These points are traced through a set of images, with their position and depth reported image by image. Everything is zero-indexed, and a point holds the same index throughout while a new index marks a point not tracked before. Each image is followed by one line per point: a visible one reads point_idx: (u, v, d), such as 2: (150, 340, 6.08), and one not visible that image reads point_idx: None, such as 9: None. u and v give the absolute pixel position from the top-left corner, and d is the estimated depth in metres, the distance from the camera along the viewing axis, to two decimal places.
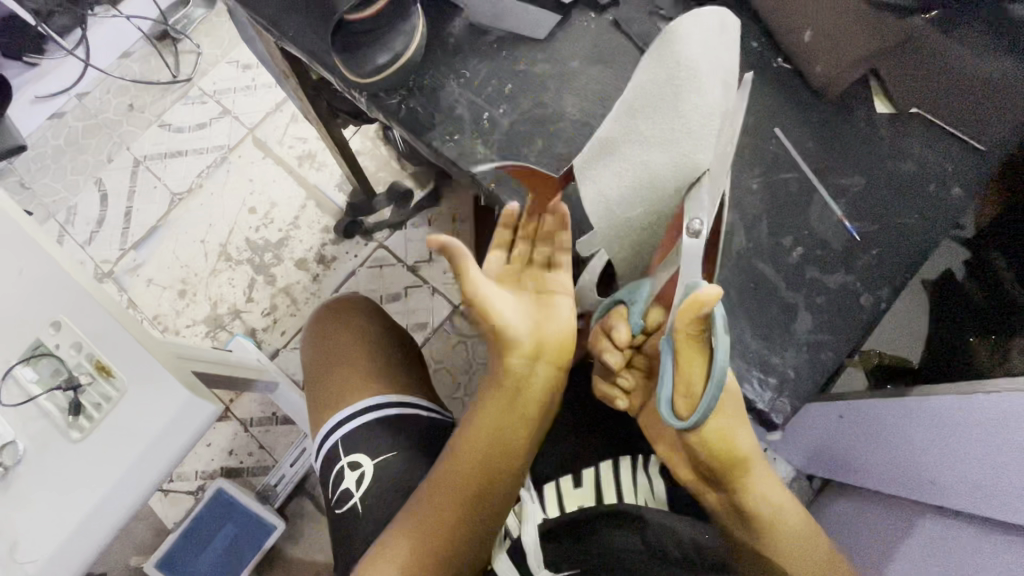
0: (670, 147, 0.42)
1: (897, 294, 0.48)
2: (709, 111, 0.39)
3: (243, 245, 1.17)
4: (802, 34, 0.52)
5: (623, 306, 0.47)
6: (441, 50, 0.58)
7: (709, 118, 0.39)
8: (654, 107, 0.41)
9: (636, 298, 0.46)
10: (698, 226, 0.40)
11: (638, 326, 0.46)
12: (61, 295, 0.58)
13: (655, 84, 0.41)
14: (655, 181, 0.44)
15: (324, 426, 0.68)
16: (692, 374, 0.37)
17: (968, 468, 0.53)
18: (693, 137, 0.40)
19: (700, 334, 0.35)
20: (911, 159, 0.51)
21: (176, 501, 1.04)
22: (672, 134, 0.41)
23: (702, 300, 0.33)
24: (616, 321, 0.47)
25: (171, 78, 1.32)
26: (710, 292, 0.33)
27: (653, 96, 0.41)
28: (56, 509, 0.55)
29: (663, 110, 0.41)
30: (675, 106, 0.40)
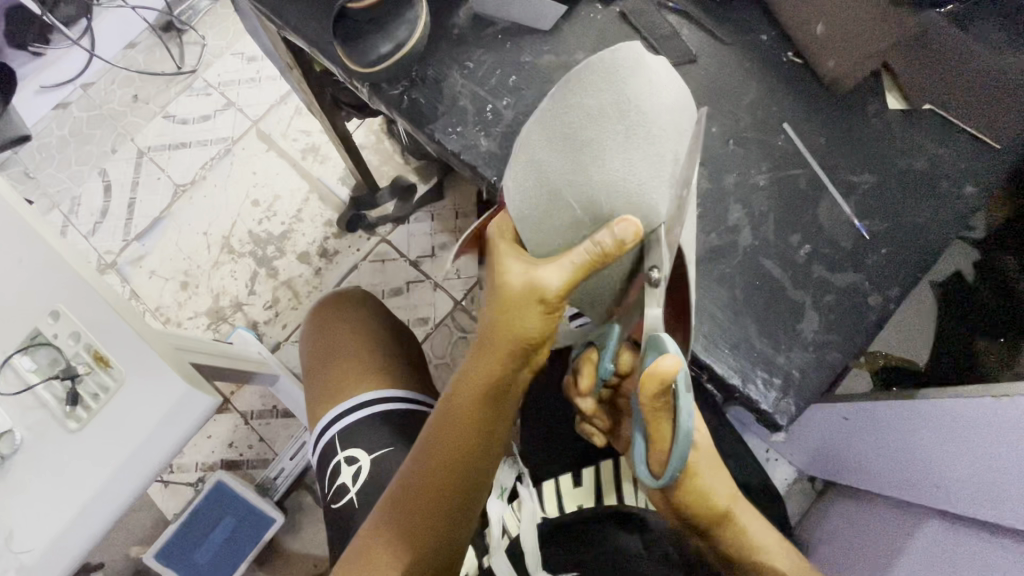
0: (616, 193, 0.37)
1: (906, 294, 0.47)
2: (639, 145, 0.37)
3: (246, 238, 1.16)
4: (814, 27, 0.51)
5: (590, 348, 0.42)
6: (445, 41, 0.57)
7: (640, 150, 0.37)
8: (578, 156, 0.38)
9: (607, 342, 0.40)
10: (657, 275, 0.36)
11: (610, 371, 0.40)
12: (62, 285, 0.57)
13: (595, 116, 0.38)
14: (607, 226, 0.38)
15: (321, 419, 0.67)
16: (662, 434, 0.36)
17: (973, 471, 0.52)
18: (633, 172, 0.37)
19: (664, 400, 0.34)
20: (923, 155, 0.50)
21: (175, 493, 1.04)
22: (615, 175, 0.37)
23: (663, 370, 0.32)
24: (582, 364, 0.41)
25: (175, 69, 1.31)
26: (671, 361, 0.32)
27: (568, 142, 0.38)
28: (52, 499, 0.54)
29: (602, 152, 0.37)
30: (603, 155, 0.37)
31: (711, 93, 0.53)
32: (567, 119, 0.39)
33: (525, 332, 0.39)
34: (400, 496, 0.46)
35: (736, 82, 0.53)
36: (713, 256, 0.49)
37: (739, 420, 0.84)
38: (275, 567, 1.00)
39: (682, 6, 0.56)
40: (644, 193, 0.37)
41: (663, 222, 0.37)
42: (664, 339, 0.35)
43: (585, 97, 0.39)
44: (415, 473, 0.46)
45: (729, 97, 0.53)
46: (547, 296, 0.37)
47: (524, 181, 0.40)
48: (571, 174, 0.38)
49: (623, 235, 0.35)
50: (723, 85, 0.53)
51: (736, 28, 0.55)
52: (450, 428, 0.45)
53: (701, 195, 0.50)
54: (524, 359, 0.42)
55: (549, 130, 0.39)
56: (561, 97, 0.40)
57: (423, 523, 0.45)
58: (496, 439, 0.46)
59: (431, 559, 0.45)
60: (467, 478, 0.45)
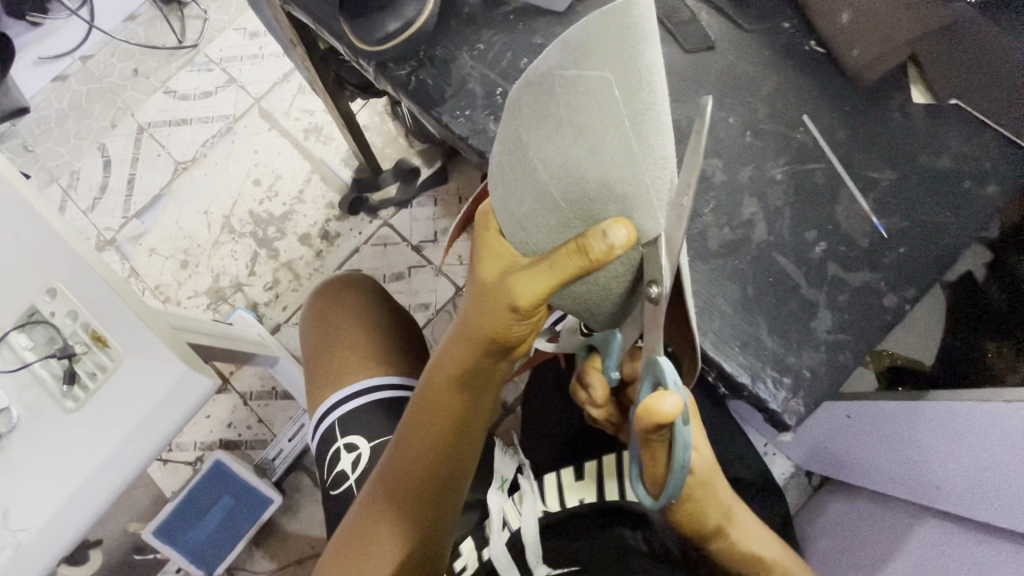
0: (609, 197, 0.31)
1: (923, 295, 0.46)
2: (644, 139, 0.29)
3: (247, 218, 1.15)
4: (841, 15, 0.50)
5: (595, 354, 0.42)
6: (455, 21, 0.55)
7: (645, 145, 0.29)
8: (563, 147, 0.31)
9: (609, 349, 0.39)
10: (657, 292, 0.31)
11: (616, 378, 0.40)
12: (59, 262, 0.56)
13: (585, 95, 0.29)
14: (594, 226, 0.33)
15: (322, 405, 0.67)
16: (657, 461, 0.34)
17: (976, 475, 0.52)
18: (630, 173, 0.30)
19: (660, 433, 0.32)
20: (947, 153, 0.48)
21: (174, 471, 1.04)
22: (606, 173, 0.30)
23: (659, 410, 0.31)
24: (590, 372, 0.41)
25: (176, 43, 1.28)
26: (666, 401, 0.31)
27: (556, 128, 0.31)
28: (48, 477, 0.54)
29: (596, 146, 0.30)
30: (596, 151, 0.30)
31: (729, 82, 0.51)
32: (559, 97, 0.30)
33: (500, 327, 0.41)
34: (388, 469, 0.50)
35: (755, 71, 0.52)
36: (725, 252, 0.48)
37: (740, 415, 0.83)
38: (272, 547, 1.00)
39: None
40: (642, 198, 0.30)
41: (660, 233, 0.31)
42: (662, 364, 0.32)
43: (586, 68, 0.29)
44: (399, 449, 0.49)
45: (748, 86, 0.51)
46: (520, 304, 0.37)
47: (509, 168, 0.35)
48: (556, 171, 0.32)
49: (614, 241, 0.31)
50: (742, 74, 0.52)
51: (758, 14, 0.53)
52: (431, 409, 0.48)
53: (714, 188, 0.49)
54: (501, 350, 0.43)
55: (539, 110, 0.32)
56: (558, 61, 0.30)
57: (406, 500, 0.48)
58: (476, 422, 0.49)
59: (417, 533, 0.48)
60: (443, 463, 0.48)
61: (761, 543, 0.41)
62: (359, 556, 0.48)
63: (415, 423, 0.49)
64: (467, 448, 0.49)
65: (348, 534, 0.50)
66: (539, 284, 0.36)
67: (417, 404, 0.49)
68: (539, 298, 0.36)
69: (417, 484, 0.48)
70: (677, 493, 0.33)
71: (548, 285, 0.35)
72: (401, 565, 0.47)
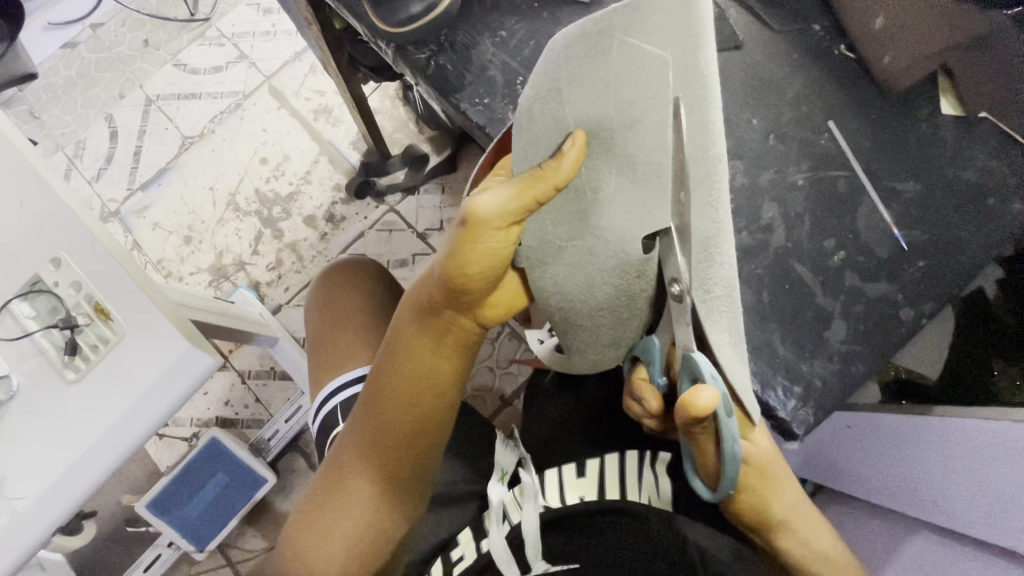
0: (630, 175, 0.32)
1: (939, 310, 0.45)
2: (679, 130, 0.29)
3: (253, 196, 1.14)
4: (874, 21, 0.49)
5: (640, 365, 0.40)
6: (478, 6, 0.54)
7: (680, 135, 0.29)
8: (599, 109, 0.31)
9: (650, 355, 0.38)
10: (679, 289, 0.32)
11: (664, 385, 0.38)
12: (64, 232, 0.56)
13: (633, 66, 0.29)
14: (595, 211, 0.34)
15: (323, 388, 0.66)
16: (709, 454, 0.35)
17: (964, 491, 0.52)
18: (659, 157, 0.30)
19: (704, 425, 0.32)
20: (972, 167, 0.48)
21: (169, 446, 1.04)
22: (636, 154, 0.31)
23: (697, 405, 0.30)
24: (639, 386, 0.38)
25: (189, 16, 1.27)
26: (706, 394, 0.30)
27: (597, 90, 0.31)
28: (46, 447, 0.54)
29: (635, 122, 0.30)
30: (633, 125, 0.31)
31: (754, 84, 0.50)
32: (614, 60, 0.30)
33: (463, 264, 0.37)
34: (360, 419, 0.48)
35: (783, 74, 0.51)
36: (741, 256, 0.47)
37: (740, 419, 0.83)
38: (263, 526, 1.01)
39: None
40: (662, 182, 0.30)
41: (672, 225, 0.32)
42: (696, 360, 0.32)
43: (647, 42, 0.29)
44: (372, 399, 0.47)
45: (775, 89, 0.50)
46: (473, 218, 0.34)
47: (535, 115, 0.34)
48: (589, 135, 0.32)
49: (567, 155, 0.32)
50: (769, 77, 0.50)
51: (788, 15, 0.52)
52: (397, 361, 0.46)
53: (734, 191, 0.49)
54: (471, 300, 0.41)
55: (589, 63, 0.31)
56: (619, 20, 0.29)
57: (371, 448, 0.47)
58: (450, 385, 0.46)
59: (381, 487, 0.47)
60: (406, 414, 0.46)
61: (817, 537, 0.39)
62: (326, 501, 0.48)
63: (383, 369, 0.47)
64: (434, 405, 0.46)
65: (322, 484, 0.49)
66: (496, 198, 0.33)
67: (391, 351, 0.46)
68: (499, 222, 0.34)
69: (379, 430, 0.47)
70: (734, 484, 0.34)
71: (508, 210, 0.34)
72: (366, 516, 0.47)
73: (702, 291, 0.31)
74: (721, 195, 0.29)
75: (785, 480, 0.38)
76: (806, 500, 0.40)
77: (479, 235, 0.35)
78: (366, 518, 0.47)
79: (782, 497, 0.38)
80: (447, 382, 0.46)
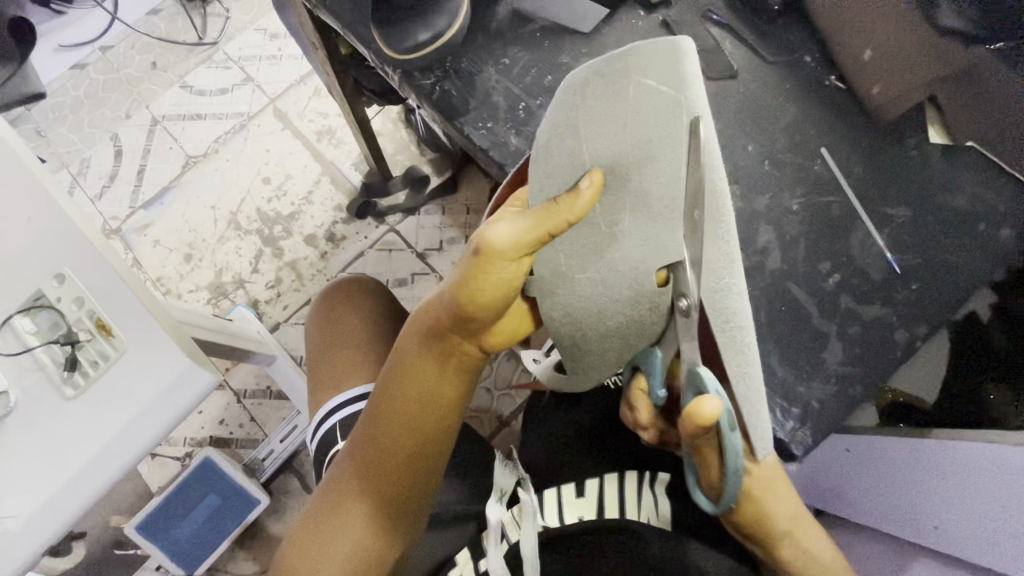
0: (645, 211, 0.33)
1: (934, 332, 0.46)
2: (693, 167, 0.30)
3: (254, 215, 1.15)
4: (862, 52, 0.50)
5: (640, 375, 0.40)
6: (482, 35, 0.56)
7: (693, 171, 0.30)
8: (615, 145, 0.33)
9: (650, 367, 0.39)
10: (686, 304, 0.33)
11: (661, 396, 0.39)
12: (70, 249, 0.56)
13: (648, 108, 0.31)
14: (610, 246, 0.35)
15: (322, 408, 0.66)
16: (713, 466, 0.35)
17: (965, 516, 0.51)
18: (674, 192, 0.31)
19: (707, 437, 0.33)
20: (961, 194, 0.49)
21: (162, 466, 1.02)
22: (652, 189, 0.32)
23: (701, 415, 0.31)
24: (636, 396, 0.40)
25: (197, 40, 1.30)
26: (712, 404, 0.31)
27: (613, 128, 0.33)
28: (42, 464, 0.53)
29: (651, 160, 0.32)
30: (649, 162, 0.32)
31: (748, 113, 0.52)
32: (630, 100, 0.32)
33: (474, 295, 0.37)
34: (361, 443, 0.48)
35: (776, 104, 0.52)
36: None
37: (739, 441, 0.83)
38: (255, 549, 0.99)
39: (725, 22, 0.55)
40: (676, 216, 0.32)
41: (685, 257, 0.32)
42: (703, 375, 0.33)
43: (662, 84, 0.31)
44: (374, 424, 0.47)
45: (768, 117, 0.52)
46: (487, 251, 0.35)
47: (556, 147, 0.35)
48: (605, 173, 0.34)
49: (583, 192, 0.33)
50: (763, 107, 0.52)
51: (779, 47, 0.54)
52: (400, 385, 0.45)
53: None
54: (478, 329, 0.41)
55: (603, 104, 0.33)
56: (637, 63, 0.31)
57: (371, 474, 0.47)
58: (453, 411, 0.46)
59: (379, 513, 0.47)
60: (408, 440, 0.46)
61: (820, 550, 0.39)
62: (323, 524, 0.48)
63: (385, 393, 0.46)
64: (435, 431, 0.46)
65: (320, 508, 0.49)
66: (511, 232, 0.34)
67: (394, 377, 0.46)
68: (513, 255, 0.35)
69: (380, 455, 0.46)
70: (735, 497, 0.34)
71: (523, 243, 0.34)
72: (363, 542, 0.47)
73: (721, 320, 0.32)
74: (729, 225, 0.30)
75: (790, 491, 0.39)
76: (809, 516, 0.40)
77: (492, 266, 0.35)
78: (363, 544, 0.47)
79: (786, 511, 0.38)
80: (450, 408, 0.46)
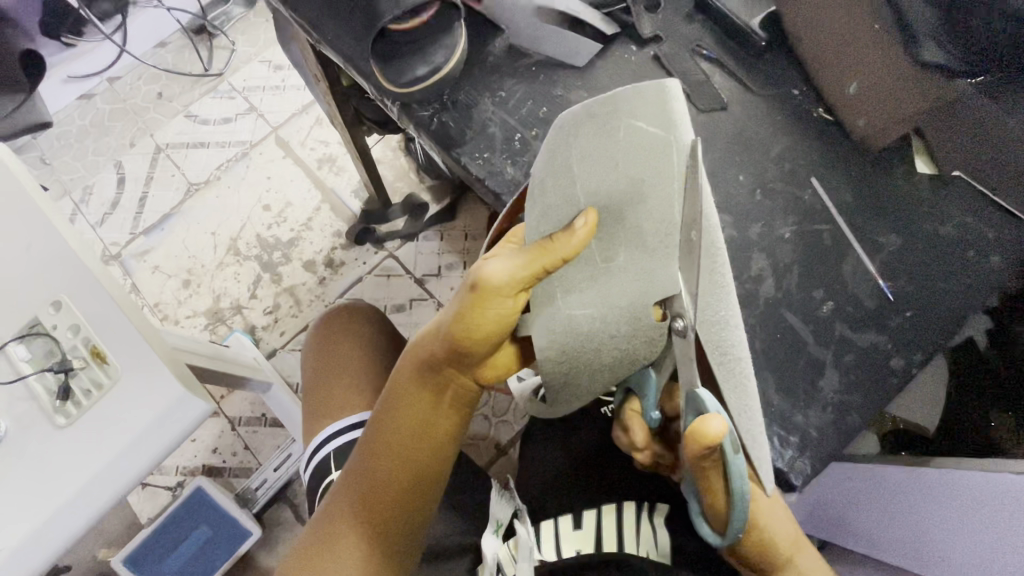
0: (640, 247, 0.33)
1: (930, 360, 0.46)
2: (685, 204, 0.30)
3: (253, 242, 1.16)
4: (848, 86, 0.51)
5: (634, 398, 0.40)
6: (479, 69, 0.58)
7: (685, 209, 0.31)
8: (609, 184, 0.33)
9: (644, 390, 0.39)
10: (683, 324, 0.32)
11: (656, 419, 0.38)
12: (68, 276, 0.57)
13: (638, 148, 0.32)
14: (607, 282, 0.35)
15: (317, 437, 0.65)
16: (717, 492, 0.34)
17: None
18: (667, 229, 0.32)
19: (712, 459, 0.32)
20: (950, 222, 0.50)
21: (152, 496, 1.00)
22: (646, 226, 0.32)
23: (707, 434, 0.31)
24: (631, 420, 0.40)
25: (202, 71, 1.33)
26: (716, 422, 0.31)
27: (607, 168, 0.33)
28: (30, 495, 0.52)
29: (644, 198, 0.32)
30: (642, 199, 0.32)
31: (739, 143, 0.53)
32: (621, 141, 0.32)
33: (470, 329, 0.37)
34: (355, 476, 0.47)
35: (767, 134, 0.53)
36: None
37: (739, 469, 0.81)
38: None
39: (715, 56, 0.56)
40: (671, 252, 0.32)
41: (680, 293, 0.32)
42: (701, 395, 0.32)
43: (652, 126, 0.31)
44: (368, 458, 0.46)
45: (759, 148, 0.53)
46: (483, 285, 0.35)
47: (550, 186, 0.36)
48: (601, 212, 0.34)
49: (577, 231, 0.34)
50: (754, 138, 0.53)
51: (768, 80, 0.55)
52: (394, 416, 0.45)
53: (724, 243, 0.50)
54: (475, 362, 0.41)
55: (596, 145, 0.33)
56: (626, 106, 0.32)
57: (365, 508, 0.46)
58: (449, 443, 0.46)
59: (372, 549, 0.46)
60: (403, 473, 0.45)
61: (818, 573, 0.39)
62: (313, 560, 0.47)
63: (380, 425, 0.46)
64: (430, 464, 0.46)
65: (311, 543, 0.48)
66: (507, 267, 0.35)
67: (388, 408, 0.46)
68: (508, 289, 0.36)
69: (374, 489, 0.46)
70: (744, 525, 0.33)
71: (518, 278, 0.35)
72: None
73: (717, 352, 0.32)
74: (723, 260, 0.31)
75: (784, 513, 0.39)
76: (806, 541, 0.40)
77: (488, 301, 0.36)
78: None
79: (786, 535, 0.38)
80: (445, 440, 0.46)
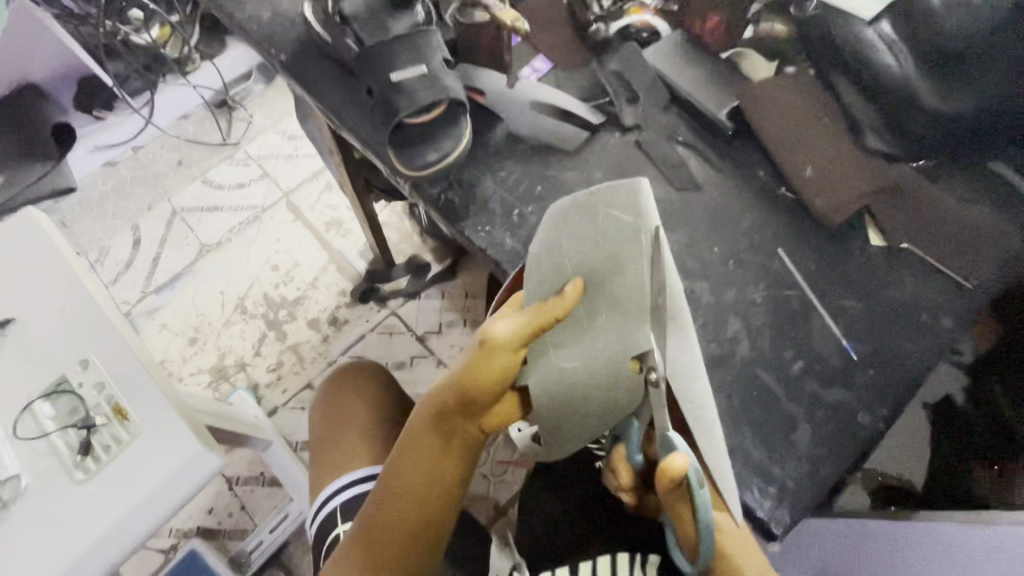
0: (618, 310, 0.39)
1: (894, 415, 0.50)
2: (655, 275, 0.37)
3: (261, 301, 1.21)
4: (804, 169, 0.59)
5: (619, 444, 0.45)
6: (481, 151, 0.65)
7: (654, 278, 0.37)
8: (592, 259, 0.39)
9: (628, 436, 0.43)
10: (657, 374, 0.38)
11: (639, 462, 0.43)
12: (97, 335, 0.61)
13: (614, 229, 0.38)
14: (592, 340, 0.40)
15: (324, 492, 0.67)
16: (687, 524, 0.38)
17: None
18: (640, 295, 0.38)
19: (680, 492, 0.36)
20: (904, 288, 0.55)
21: (145, 559, 0.99)
22: (623, 293, 0.39)
23: (672, 469, 0.35)
24: (618, 463, 0.44)
25: (221, 141, 1.43)
26: (681, 459, 0.35)
27: (589, 245, 0.39)
28: (46, 550, 0.54)
29: (621, 269, 0.38)
30: (620, 270, 0.38)
31: (712, 216, 0.59)
32: (600, 223, 0.38)
33: (476, 382, 0.41)
34: (367, 521, 0.50)
35: (736, 209, 0.60)
36: (713, 364, 0.52)
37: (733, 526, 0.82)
38: None
39: (689, 141, 0.63)
40: (643, 313, 0.38)
41: (652, 347, 0.38)
42: (673, 438, 0.37)
43: (625, 212, 0.37)
44: (380, 504, 0.49)
45: (730, 221, 0.59)
46: (489, 343, 0.39)
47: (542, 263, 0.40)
48: (585, 280, 0.39)
49: (568, 294, 0.39)
50: (724, 213, 0.60)
51: (737, 161, 0.62)
52: (405, 465, 0.48)
53: (701, 307, 0.55)
54: (480, 413, 0.44)
55: (580, 226, 0.38)
56: (601, 195, 0.37)
57: (376, 553, 0.49)
58: (455, 491, 0.49)
59: None
60: (412, 519, 0.48)
61: None
62: None
63: (392, 473, 0.49)
64: (437, 511, 0.48)
65: None
66: (510, 326, 0.39)
67: (401, 457, 0.49)
68: (511, 346, 0.39)
69: (384, 535, 0.48)
70: (711, 553, 0.37)
71: (520, 336, 0.39)
72: None
73: (686, 401, 0.38)
74: (687, 321, 0.38)
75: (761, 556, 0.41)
76: None
77: (494, 356, 0.40)
78: None
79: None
80: (452, 488, 0.48)
